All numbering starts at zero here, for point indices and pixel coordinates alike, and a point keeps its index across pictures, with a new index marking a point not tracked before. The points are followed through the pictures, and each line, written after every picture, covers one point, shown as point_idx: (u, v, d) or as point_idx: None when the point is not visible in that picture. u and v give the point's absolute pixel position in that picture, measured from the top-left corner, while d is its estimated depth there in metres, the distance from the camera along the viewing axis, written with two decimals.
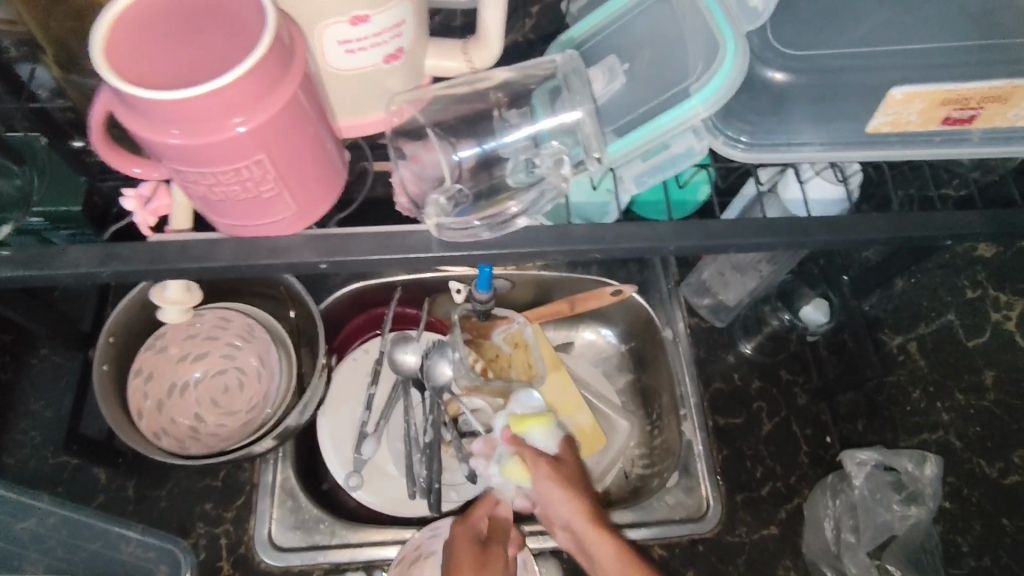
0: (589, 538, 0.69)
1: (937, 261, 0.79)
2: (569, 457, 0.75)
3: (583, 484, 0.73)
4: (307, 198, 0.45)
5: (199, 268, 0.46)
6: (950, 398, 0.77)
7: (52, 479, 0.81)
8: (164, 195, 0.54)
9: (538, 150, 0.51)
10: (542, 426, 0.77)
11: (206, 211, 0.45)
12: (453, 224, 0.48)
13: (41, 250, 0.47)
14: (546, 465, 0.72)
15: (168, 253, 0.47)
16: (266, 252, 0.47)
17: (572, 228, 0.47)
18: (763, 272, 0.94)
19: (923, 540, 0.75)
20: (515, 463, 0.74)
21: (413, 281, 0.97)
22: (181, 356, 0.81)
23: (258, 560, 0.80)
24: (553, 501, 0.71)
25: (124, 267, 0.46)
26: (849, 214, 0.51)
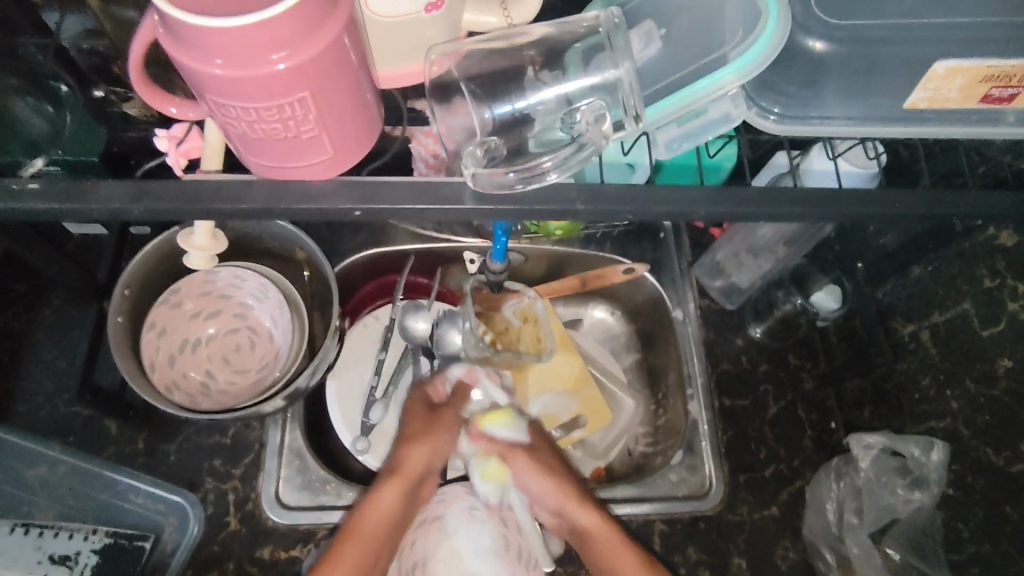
0: (573, 507, 0.73)
1: (955, 249, 0.77)
2: (541, 442, 0.77)
3: (556, 459, 0.76)
4: (344, 143, 0.45)
5: (233, 208, 0.46)
6: (960, 386, 0.77)
7: (63, 429, 0.81)
8: (195, 138, 0.54)
9: (575, 108, 0.50)
10: (503, 419, 0.76)
11: (240, 150, 0.45)
12: (487, 176, 0.47)
13: (75, 186, 0.46)
14: (522, 458, 0.74)
15: (203, 193, 0.46)
16: (297, 197, 0.46)
17: (604, 187, 0.47)
18: (778, 254, 0.93)
19: (924, 524, 0.76)
20: (492, 463, 0.76)
21: (427, 250, 0.97)
22: (194, 313, 0.81)
23: (264, 518, 0.80)
24: (533, 487, 0.73)
25: (157, 206, 0.46)
26: (882, 189, 0.50)
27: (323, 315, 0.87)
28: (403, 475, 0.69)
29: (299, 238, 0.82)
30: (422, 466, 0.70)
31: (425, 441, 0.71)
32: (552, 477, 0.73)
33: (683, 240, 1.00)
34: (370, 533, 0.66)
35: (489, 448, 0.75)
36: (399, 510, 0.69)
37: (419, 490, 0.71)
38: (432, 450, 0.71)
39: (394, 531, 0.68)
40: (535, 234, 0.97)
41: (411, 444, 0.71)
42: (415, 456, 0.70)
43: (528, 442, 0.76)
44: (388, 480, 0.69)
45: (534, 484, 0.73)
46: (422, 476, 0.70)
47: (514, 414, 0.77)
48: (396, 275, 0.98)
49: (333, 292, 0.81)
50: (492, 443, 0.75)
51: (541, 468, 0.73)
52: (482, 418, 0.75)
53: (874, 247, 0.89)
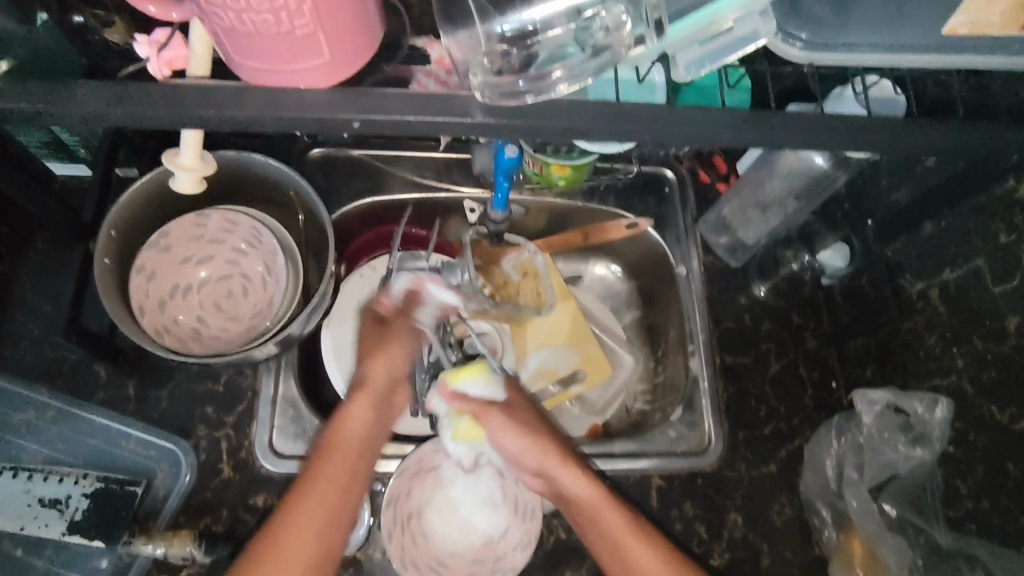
0: (556, 469, 0.69)
1: (972, 204, 0.74)
2: (518, 399, 0.73)
3: (533, 414, 0.73)
4: (339, 47, 0.42)
5: (220, 117, 0.44)
6: (968, 344, 0.74)
7: (50, 373, 0.79)
8: (178, 46, 0.51)
9: (588, 17, 0.45)
10: (476, 375, 0.72)
11: (227, 53, 0.43)
12: (495, 84, 0.45)
13: (52, 86, 0.44)
14: (497, 414, 0.71)
15: (192, 100, 0.44)
16: (297, 108, 0.44)
17: (628, 106, 0.46)
18: (788, 210, 0.91)
19: (924, 480, 0.75)
20: (465, 422, 0.73)
21: (426, 199, 0.94)
22: (185, 257, 0.79)
23: (257, 466, 0.79)
24: (508, 443, 0.70)
25: (139, 112, 0.44)
26: (905, 120, 0.48)
27: (318, 263, 0.84)
28: (367, 389, 0.69)
29: (293, 180, 0.79)
30: (383, 372, 0.70)
31: (380, 352, 0.70)
32: (530, 438, 0.69)
33: (689, 195, 0.97)
34: (341, 448, 0.66)
35: (461, 406, 0.72)
36: (366, 422, 0.68)
37: (384, 402, 0.70)
38: (388, 361, 0.70)
39: (359, 442, 0.67)
40: (536, 184, 0.94)
41: (369, 357, 0.70)
42: (377, 362, 0.70)
43: (502, 399, 0.72)
44: (360, 396, 0.68)
45: (511, 441, 0.70)
46: (388, 378, 0.70)
47: (487, 371, 0.73)
48: (394, 226, 0.96)
49: (330, 240, 0.78)
50: (464, 401, 0.71)
51: (517, 427, 0.70)
52: (451, 377, 0.72)
53: (886, 203, 0.87)
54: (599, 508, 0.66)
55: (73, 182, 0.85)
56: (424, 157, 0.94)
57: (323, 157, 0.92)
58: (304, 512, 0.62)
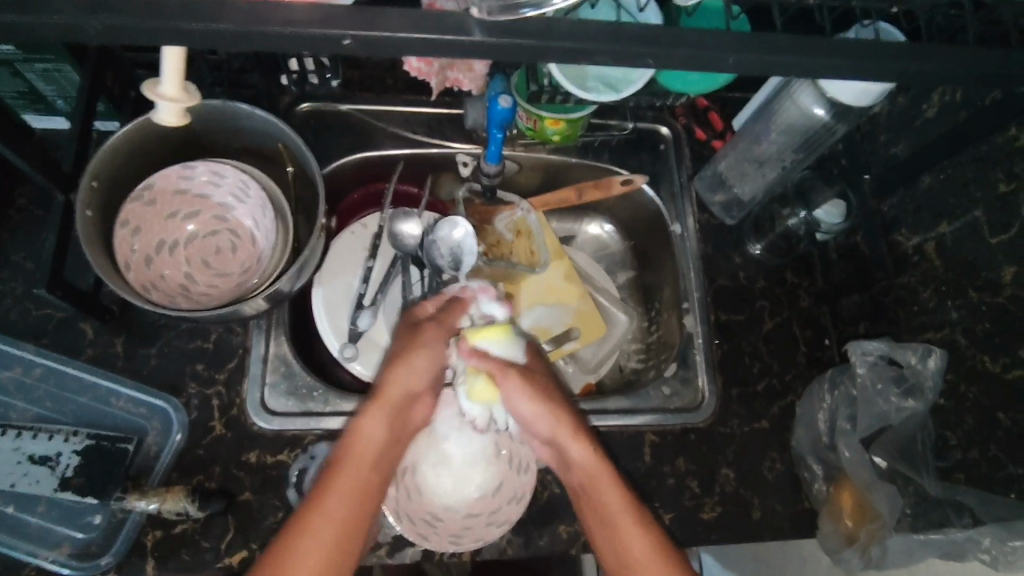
0: (566, 445, 0.68)
1: (972, 154, 0.73)
2: (536, 364, 0.72)
3: (551, 387, 0.71)
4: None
5: (206, 29, 0.40)
6: (961, 297, 0.75)
7: (36, 331, 0.78)
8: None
9: None
10: (499, 335, 0.70)
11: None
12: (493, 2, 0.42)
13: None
14: (516, 376, 0.69)
15: (166, 10, 0.40)
16: (279, 20, 0.40)
17: (628, 28, 0.43)
18: (786, 163, 0.88)
19: (916, 430, 0.77)
20: (481, 381, 0.69)
21: (418, 154, 0.92)
22: (171, 212, 0.77)
23: (250, 423, 0.78)
24: (523, 406, 0.69)
25: (115, 20, 0.39)
26: (919, 47, 0.46)
27: (308, 220, 0.83)
28: (384, 398, 0.66)
29: (282, 133, 0.76)
30: (403, 380, 0.67)
31: (412, 365, 0.67)
32: (547, 404, 0.69)
33: (684, 152, 0.96)
34: (357, 460, 0.62)
35: (479, 365, 0.69)
36: (382, 434, 0.64)
37: (403, 414, 0.67)
38: (409, 371, 0.67)
39: (378, 451, 0.64)
40: (530, 140, 0.92)
41: (393, 362, 0.68)
42: (398, 371, 0.67)
43: (522, 362, 0.71)
44: (376, 409, 0.65)
45: (526, 406, 0.69)
46: (409, 386, 0.67)
47: (511, 332, 0.71)
48: (385, 184, 0.94)
49: (318, 189, 0.76)
50: (484, 359, 0.69)
51: (534, 392, 0.69)
52: (474, 333, 0.69)
53: (882, 158, 0.86)
54: (600, 485, 0.66)
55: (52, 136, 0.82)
56: (415, 111, 0.91)
57: (314, 112, 0.89)
58: (315, 530, 0.57)
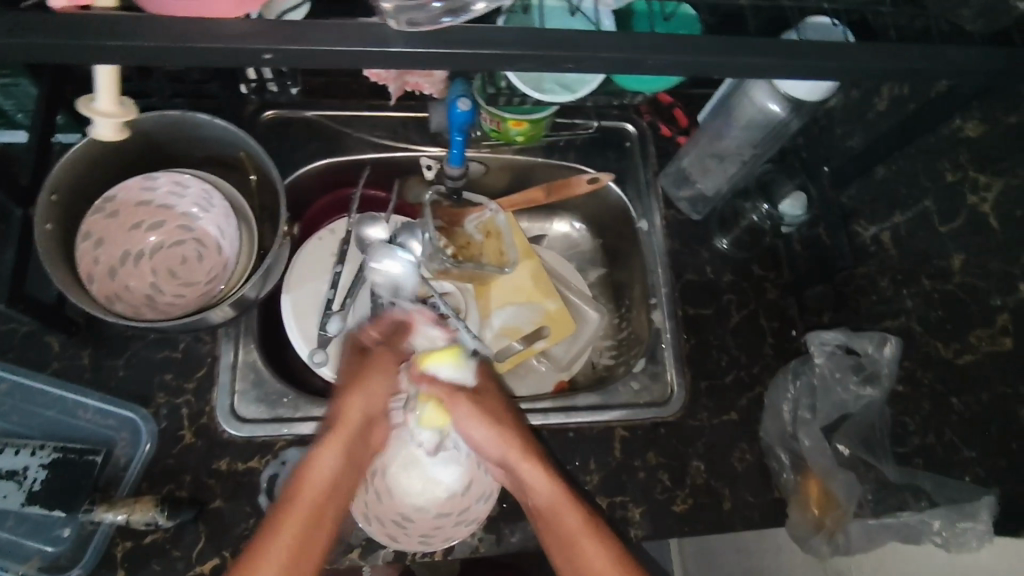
0: (520, 466, 0.71)
1: (921, 145, 0.74)
2: (486, 388, 0.76)
3: (503, 410, 0.75)
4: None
5: (124, 48, 0.40)
6: (916, 285, 0.77)
7: (1, 345, 0.78)
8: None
9: None
10: (447, 360, 0.74)
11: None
12: (414, 8, 0.42)
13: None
14: (463, 400, 0.73)
15: (91, 28, 0.40)
16: (202, 34, 0.40)
17: (553, 32, 0.43)
18: (745, 158, 0.90)
19: (874, 418, 0.77)
20: (431, 408, 0.74)
21: (384, 159, 0.92)
22: (135, 223, 0.77)
23: (220, 430, 0.78)
24: (472, 429, 0.73)
25: (37, 38, 0.39)
26: (848, 43, 0.47)
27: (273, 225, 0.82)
28: (341, 425, 0.69)
29: (243, 142, 0.77)
30: (358, 409, 0.70)
31: (365, 399, 0.71)
32: (495, 428, 0.72)
33: (650, 149, 0.97)
34: (312, 486, 0.64)
35: (430, 390, 0.74)
36: (339, 462, 0.67)
37: (359, 442, 0.69)
38: (363, 401, 0.71)
39: (336, 478, 0.66)
40: (495, 141, 0.93)
41: (347, 392, 0.71)
42: (353, 401, 0.70)
43: (471, 385, 0.75)
44: (332, 439, 0.67)
45: (476, 430, 0.73)
46: (363, 416, 0.70)
47: (460, 356, 0.76)
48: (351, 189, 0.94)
49: (281, 197, 0.76)
50: (433, 383, 0.74)
51: (483, 417, 0.73)
52: (424, 358, 0.74)
53: (840, 149, 0.88)
54: (557, 503, 0.68)
55: None
56: (379, 116, 0.92)
57: (277, 119, 0.90)
58: (271, 551, 0.58)
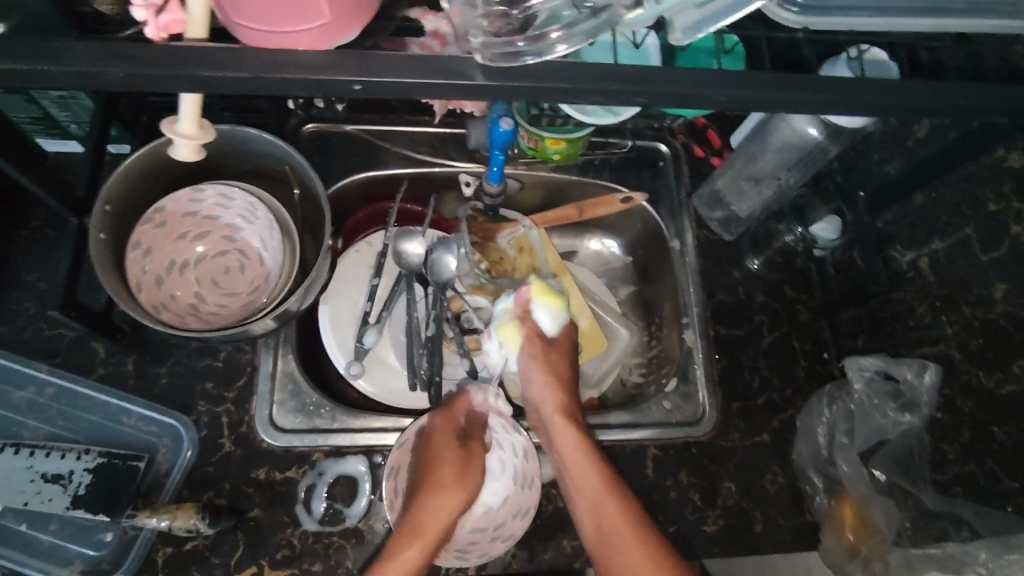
0: (554, 425, 0.73)
1: (961, 174, 0.75)
2: (562, 343, 0.79)
3: (568, 371, 0.77)
4: (341, 8, 0.41)
5: (218, 78, 0.41)
6: (955, 311, 0.78)
7: (49, 350, 0.80)
8: (175, 9, 0.48)
9: None
10: (556, 306, 0.78)
11: (227, 13, 0.41)
12: (495, 46, 0.43)
13: (34, 44, 0.41)
14: (538, 345, 0.77)
15: (183, 59, 0.41)
16: (285, 66, 0.41)
17: (624, 67, 0.44)
18: (782, 180, 0.91)
19: (913, 444, 0.78)
20: (512, 325, 0.77)
21: (421, 174, 0.93)
22: (180, 234, 0.79)
23: (259, 440, 0.79)
24: (534, 380, 0.75)
25: (135, 69, 0.41)
26: (910, 80, 0.47)
27: (315, 239, 0.84)
28: (422, 536, 0.61)
29: (288, 156, 0.78)
30: (448, 437, 0.70)
31: (456, 446, 0.69)
32: (552, 380, 0.75)
33: (683, 169, 0.97)
34: None
35: (527, 319, 0.78)
36: (456, 497, 0.65)
37: (460, 481, 0.67)
38: (450, 445, 0.69)
39: (438, 485, 0.66)
40: (531, 159, 0.94)
41: (436, 432, 0.71)
42: (439, 444, 0.69)
43: (550, 337, 0.78)
44: (432, 488, 0.66)
45: (535, 373, 0.75)
46: (458, 455, 0.69)
47: (563, 308, 0.79)
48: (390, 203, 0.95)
49: (324, 209, 0.77)
50: (531, 319, 0.78)
51: (548, 369, 0.76)
52: (536, 290, 0.78)
53: (878, 174, 0.87)
54: (577, 453, 0.70)
55: (65, 160, 0.84)
56: (419, 132, 0.93)
57: (317, 133, 0.92)
58: None
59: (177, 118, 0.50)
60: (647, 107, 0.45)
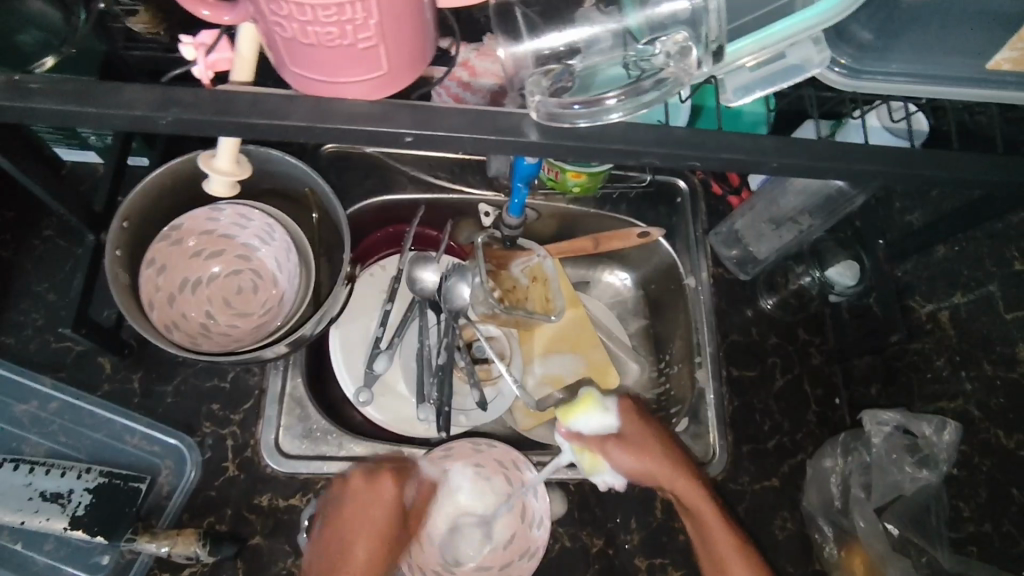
0: (648, 465, 0.74)
1: (986, 231, 0.76)
2: (635, 425, 0.76)
3: (653, 439, 0.75)
4: (399, 61, 0.39)
5: (270, 126, 0.40)
6: (976, 368, 0.77)
7: (55, 364, 0.78)
8: (225, 47, 0.46)
9: (657, 37, 0.42)
10: (588, 409, 0.77)
11: (280, 58, 0.39)
12: (553, 103, 0.41)
13: (85, 83, 0.41)
14: (615, 445, 0.74)
15: (235, 103, 0.41)
16: (340, 116, 0.41)
17: (672, 129, 0.43)
18: (803, 226, 0.90)
19: (928, 499, 0.77)
20: (588, 457, 0.75)
21: (438, 200, 0.92)
22: (196, 252, 0.76)
23: (263, 465, 0.78)
24: (632, 469, 0.74)
25: (182, 112, 0.40)
26: (953, 151, 0.47)
27: (330, 263, 0.83)
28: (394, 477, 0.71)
29: (310, 180, 0.77)
30: (372, 513, 0.68)
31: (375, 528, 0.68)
32: (646, 459, 0.74)
33: (701, 207, 0.95)
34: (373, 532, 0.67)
35: (581, 441, 0.75)
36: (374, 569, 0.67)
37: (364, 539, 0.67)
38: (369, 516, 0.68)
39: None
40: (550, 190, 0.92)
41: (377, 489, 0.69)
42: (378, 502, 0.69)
43: (618, 428, 0.76)
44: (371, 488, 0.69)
45: (630, 467, 0.74)
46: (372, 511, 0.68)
47: (596, 402, 0.78)
48: (405, 226, 0.93)
49: (344, 236, 0.76)
50: (584, 437, 0.76)
51: (634, 453, 0.74)
52: (564, 419, 0.76)
53: (899, 225, 0.87)
54: (675, 482, 0.73)
55: (80, 169, 0.83)
56: (439, 157, 0.93)
57: (336, 153, 0.91)
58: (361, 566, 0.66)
59: (215, 155, 0.50)
60: (699, 169, 0.45)
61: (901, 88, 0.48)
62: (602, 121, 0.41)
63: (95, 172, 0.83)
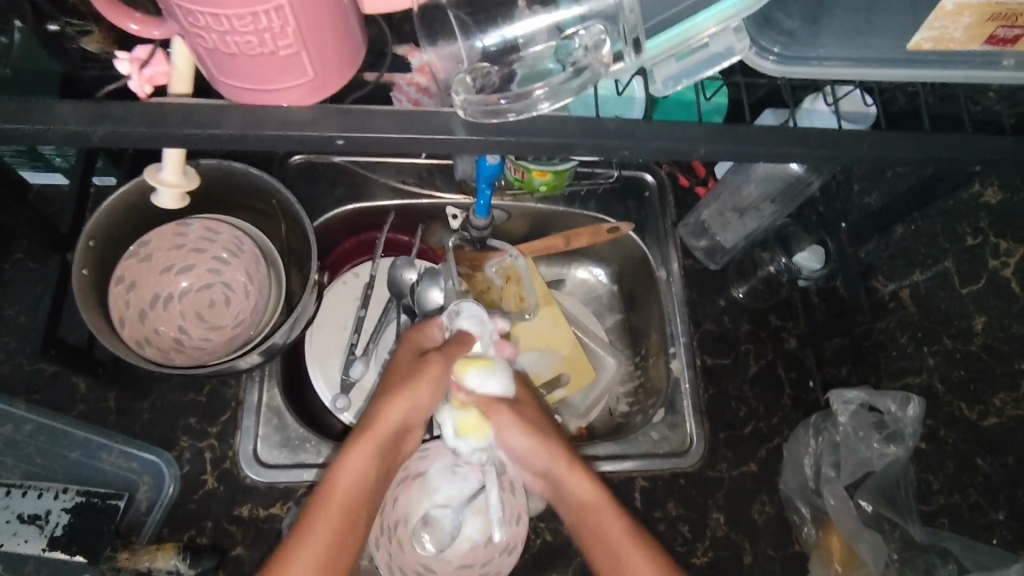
0: (564, 479, 0.67)
1: (941, 207, 0.77)
2: (524, 397, 0.70)
3: (540, 419, 0.69)
4: (326, 67, 0.40)
5: (208, 136, 0.42)
6: (936, 343, 0.79)
7: (28, 387, 0.79)
8: (161, 61, 0.48)
9: (575, 31, 0.44)
10: (487, 366, 0.64)
11: (211, 71, 0.40)
12: (478, 102, 0.43)
13: (25, 103, 0.42)
14: (507, 407, 0.65)
15: (175, 118, 0.42)
16: (275, 123, 0.42)
17: (604, 121, 0.44)
18: (764, 212, 0.92)
19: (898, 475, 0.78)
20: (472, 414, 0.63)
21: (408, 206, 0.92)
22: (165, 267, 0.76)
23: (242, 476, 0.78)
24: (517, 440, 0.65)
25: (121, 128, 0.41)
26: (884, 131, 0.49)
27: (301, 270, 0.83)
28: (374, 432, 0.60)
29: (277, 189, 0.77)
30: (405, 367, 0.65)
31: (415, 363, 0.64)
32: (535, 433, 0.66)
33: (668, 199, 0.96)
34: (337, 502, 0.55)
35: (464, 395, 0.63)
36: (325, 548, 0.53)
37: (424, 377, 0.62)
38: (410, 394, 0.61)
39: None
40: (518, 190, 0.93)
41: (355, 451, 0.58)
42: (356, 469, 0.57)
43: (509, 395, 0.66)
44: (371, 429, 0.60)
45: (518, 440, 0.65)
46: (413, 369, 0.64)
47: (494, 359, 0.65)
48: (376, 233, 0.94)
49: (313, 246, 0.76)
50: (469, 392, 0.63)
51: (523, 424, 0.66)
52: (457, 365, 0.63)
53: (859, 206, 0.89)
54: (596, 509, 0.65)
55: (48, 190, 0.83)
56: (407, 163, 0.93)
57: (306, 163, 0.91)
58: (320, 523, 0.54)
59: (161, 168, 0.52)
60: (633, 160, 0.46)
61: (835, 72, 0.49)
62: (533, 116, 0.43)
63: (62, 193, 0.83)
